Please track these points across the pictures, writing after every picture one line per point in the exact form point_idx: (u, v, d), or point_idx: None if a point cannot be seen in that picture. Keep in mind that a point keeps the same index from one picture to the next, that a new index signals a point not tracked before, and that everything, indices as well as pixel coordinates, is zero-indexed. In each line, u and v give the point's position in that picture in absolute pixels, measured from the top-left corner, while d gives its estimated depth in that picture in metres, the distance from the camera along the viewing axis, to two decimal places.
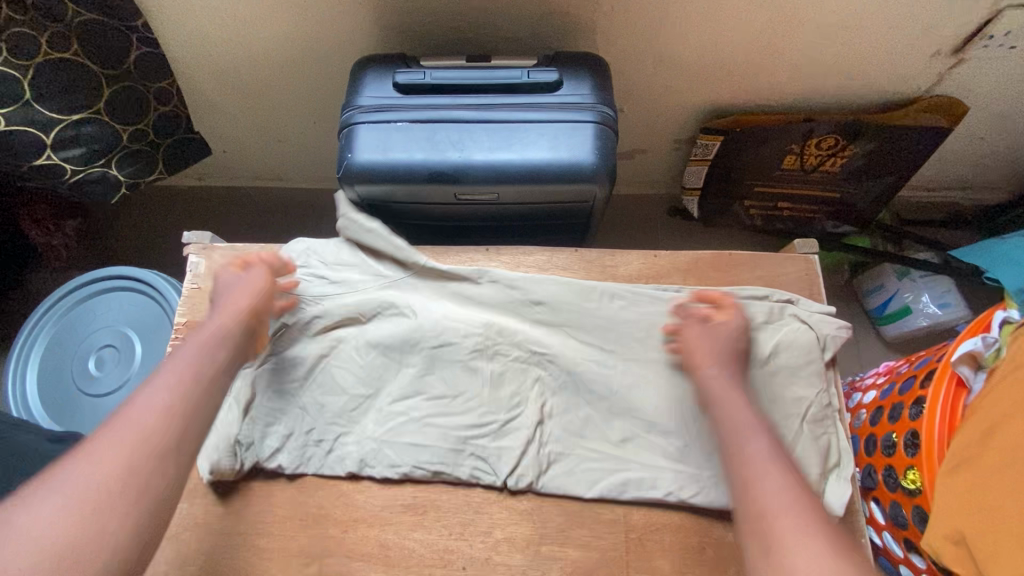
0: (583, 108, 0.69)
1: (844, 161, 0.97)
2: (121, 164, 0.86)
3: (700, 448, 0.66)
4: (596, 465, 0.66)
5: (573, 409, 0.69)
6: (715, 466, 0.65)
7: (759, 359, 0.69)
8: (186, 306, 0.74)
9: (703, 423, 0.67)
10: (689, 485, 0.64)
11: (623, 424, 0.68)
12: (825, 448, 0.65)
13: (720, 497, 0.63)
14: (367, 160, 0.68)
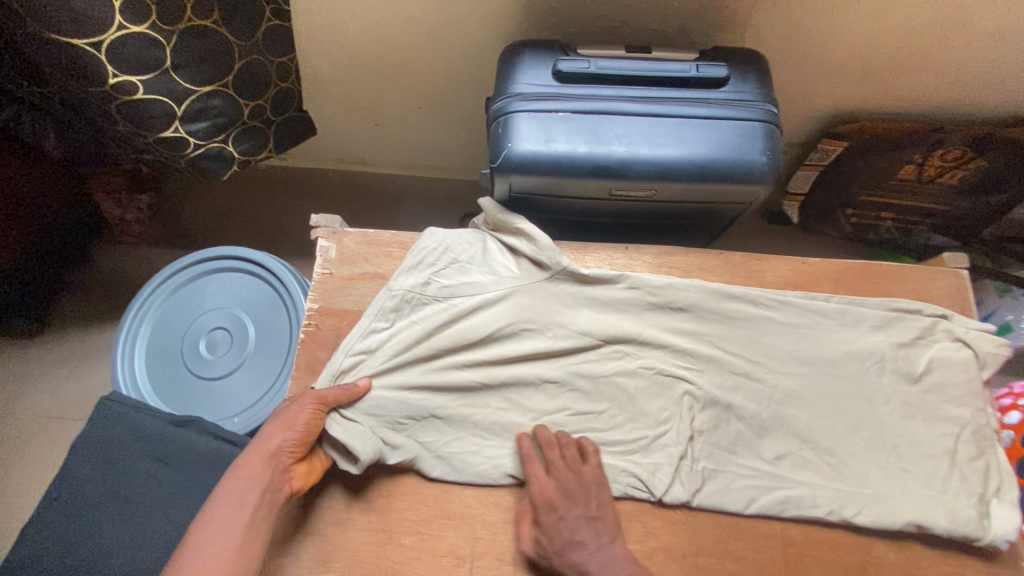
0: (750, 106, 0.66)
1: (964, 174, 0.95)
2: (238, 141, 0.83)
3: (857, 464, 0.64)
4: (753, 482, 0.64)
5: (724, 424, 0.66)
6: (875, 483, 0.63)
7: (915, 375, 0.67)
8: (318, 292, 0.72)
9: (857, 439, 0.65)
10: (850, 504, 0.62)
11: (774, 441, 0.66)
12: (987, 468, 0.63)
13: (883, 517, 0.61)
14: (527, 150, 0.65)
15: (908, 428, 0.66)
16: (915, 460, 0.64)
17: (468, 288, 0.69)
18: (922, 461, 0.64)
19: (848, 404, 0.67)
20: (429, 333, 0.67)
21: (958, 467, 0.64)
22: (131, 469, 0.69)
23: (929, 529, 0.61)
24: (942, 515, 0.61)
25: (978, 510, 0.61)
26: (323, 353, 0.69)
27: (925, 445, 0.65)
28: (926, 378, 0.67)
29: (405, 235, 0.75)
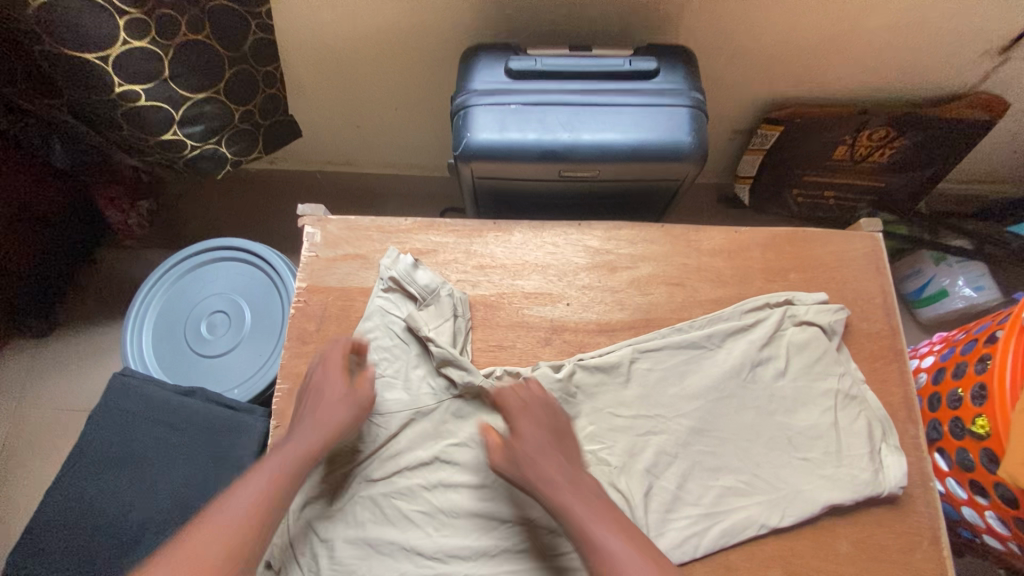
0: (678, 94, 0.76)
1: (891, 152, 1.05)
2: (230, 143, 0.92)
3: (768, 470, 0.70)
4: (694, 527, 0.67)
5: (655, 491, 0.69)
6: (784, 480, 0.69)
7: (805, 362, 0.74)
8: (306, 272, 0.81)
9: (762, 447, 0.71)
10: (774, 512, 0.67)
11: (701, 485, 0.70)
12: (867, 426, 0.70)
13: (799, 509, 0.67)
14: (483, 139, 0.74)
15: (802, 418, 0.72)
16: (810, 446, 0.70)
17: (389, 402, 0.73)
18: (816, 446, 0.70)
19: (749, 409, 0.73)
20: (358, 450, 0.71)
21: (850, 438, 0.70)
22: (141, 436, 0.78)
23: (841, 502, 0.67)
24: (846, 487, 0.68)
25: (873, 468, 0.68)
26: (312, 325, 0.78)
27: (816, 427, 0.71)
28: (796, 369, 0.74)
29: (381, 220, 0.84)
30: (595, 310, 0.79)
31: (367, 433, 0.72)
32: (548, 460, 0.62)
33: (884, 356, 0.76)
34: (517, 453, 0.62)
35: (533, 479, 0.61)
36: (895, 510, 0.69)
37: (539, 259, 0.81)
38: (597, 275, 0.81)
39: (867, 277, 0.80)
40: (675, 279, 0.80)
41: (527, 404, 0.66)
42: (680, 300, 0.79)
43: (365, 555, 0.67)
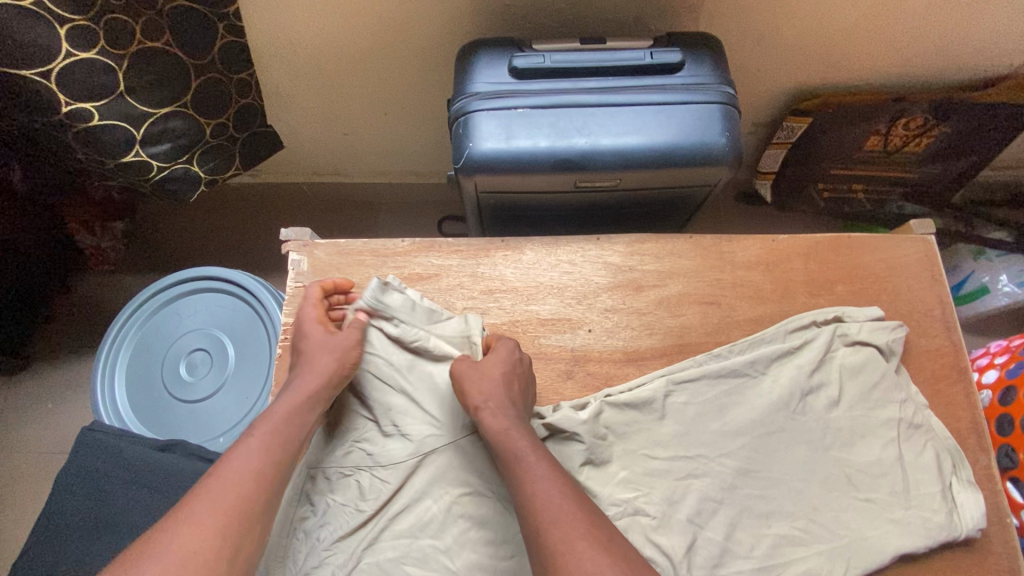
0: (706, 89, 0.67)
1: (928, 142, 0.96)
2: (202, 161, 0.83)
3: (829, 513, 0.61)
4: None
5: (700, 545, 0.60)
6: (848, 525, 0.60)
7: (867, 389, 0.65)
8: (293, 306, 0.72)
9: (819, 488, 0.62)
10: (838, 565, 0.59)
11: (751, 535, 0.61)
12: (935, 460, 0.63)
13: (867, 560, 0.59)
14: (489, 148, 0.65)
15: (864, 452, 0.63)
16: (873, 485, 0.62)
17: (391, 452, 0.65)
18: (880, 486, 0.62)
19: (804, 443, 0.63)
20: (360, 510, 0.63)
21: (921, 474, 0.62)
22: (116, 499, 0.69)
23: (913, 552, 0.59)
24: (918, 533, 0.59)
25: (947, 509, 0.60)
26: None
27: (879, 463, 0.63)
28: (850, 396, 0.65)
29: (376, 242, 0.75)
30: (621, 337, 0.70)
31: (369, 490, 0.63)
32: (504, 419, 0.58)
33: (947, 376, 0.68)
34: (481, 415, 0.59)
35: (497, 443, 0.57)
36: (971, 553, 0.61)
37: (555, 280, 0.73)
38: (620, 295, 0.72)
39: (923, 286, 0.71)
40: (708, 297, 0.72)
41: (488, 363, 0.63)
42: (715, 321, 0.70)
43: None
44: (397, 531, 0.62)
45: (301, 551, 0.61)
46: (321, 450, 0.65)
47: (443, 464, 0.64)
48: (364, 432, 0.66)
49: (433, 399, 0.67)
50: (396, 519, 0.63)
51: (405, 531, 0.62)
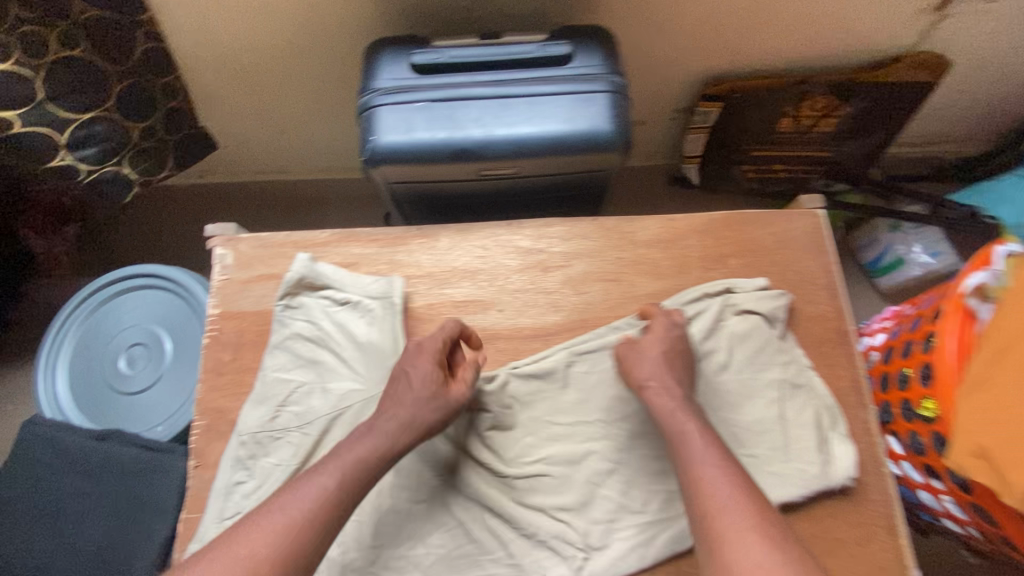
0: (595, 79, 0.71)
1: (835, 121, 1.01)
2: (134, 163, 0.86)
3: None
4: (635, 535, 0.64)
5: (596, 500, 0.66)
6: None
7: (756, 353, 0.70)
8: (219, 298, 0.76)
9: None
10: None
11: (643, 491, 0.66)
12: (815, 416, 0.68)
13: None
14: (390, 141, 0.69)
15: (750, 409, 0.69)
16: (757, 441, 0.67)
17: (311, 420, 0.69)
18: (763, 441, 0.67)
19: (697, 406, 0.69)
20: (286, 474, 0.67)
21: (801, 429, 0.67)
22: (56, 488, 0.73)
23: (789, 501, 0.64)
24: (795, 483, 0.64)
25: (822, 460, 0.65)
26: (228, 354, 0.73)
27: (761, 420, 0.68)
28: (737, 361, 0.70)
29: (297, 235, 0.79)
30: (529, 315, 0.75)
31: (292, 458, 0.67)
32: (669, 396, 0.62)
33: (830, 339, 0.73)
34: (647, 394, 0.64)
35: (665, 421, 0.61)
36: (849, 502, 0.66)
37: (467, 264, 0.77)
38: (529, 276, 0.76)
39: (810, 257, 0.76)
40: (610, 275, 0.76)
41: (649, 346, 0.66)
42: (616, 297, 0.75)
43: None
44: None
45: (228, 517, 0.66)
46: (248, 417, 0.69)
47: None
48: (290, 396, 0.70)
49: (352, 374, 0.70)
50: None
51: None
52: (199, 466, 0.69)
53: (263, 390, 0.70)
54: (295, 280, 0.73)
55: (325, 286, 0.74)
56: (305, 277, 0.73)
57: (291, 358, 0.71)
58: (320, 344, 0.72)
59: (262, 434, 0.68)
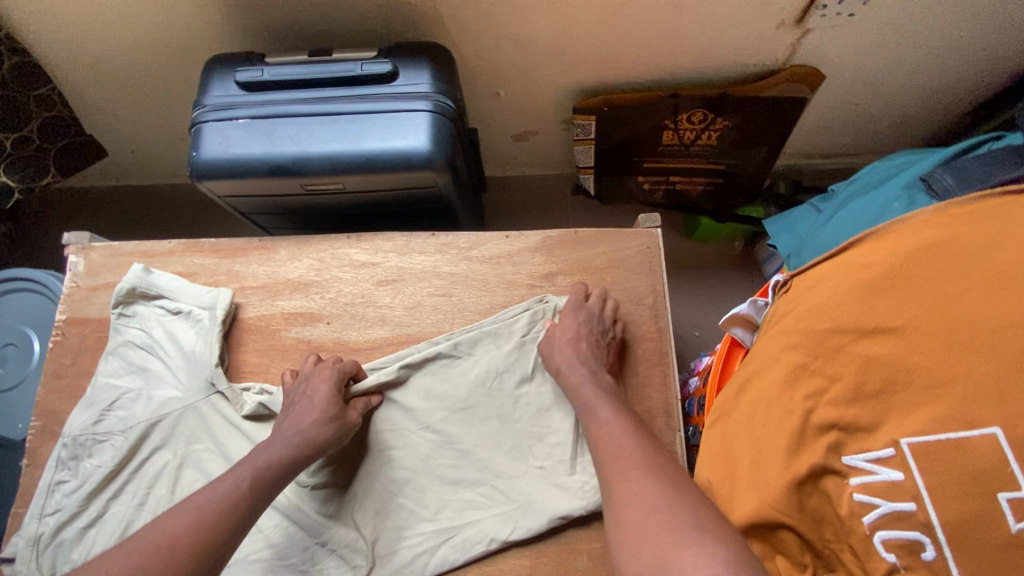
0: (417, 97, 0.72)
1: (718, 134, 1.00)
2: (10, 171, 0.90)
3: (511, 477, 0.67)
4: (420, 543, 0.65)
5: (391, 507, 0.67)
6: (522, 489, 0.67)
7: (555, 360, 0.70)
8: (67, 304, 0.79)
9: (505, 457, 0.68)
10: (506, 525, 0.65)
11: (436, 498, 0.67)
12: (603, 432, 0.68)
13: (534, 521, 0.64)
14: (212, 158, 0.71)
15: (550, 421, 0.70)
16: (548, 454, 0.68)
17: (133, 420, 0.71)
18: (556, 452, 0.68)
19: (502, 416, 0.70)
20: (104, 472, 0.69)
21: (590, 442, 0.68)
22: None
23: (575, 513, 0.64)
24: (576, 496, 0.65)
25: None
26: (69, 358, 0.77)
27: (557, 433, 0.69)
28: (542, 373, 0.72)
29: (147, 244, 0.82)
30: (356, 328, 0.77)
31: (110, 461, 0.70)
32: (586, 374, 0.66)
33: (647, 360, 0.73)
34: (563, 373, 0.67)
35: (576, 399, 0.65)
36: None
37: (303, 277, 0.79)
38: (361, 289, 0.78)
39: (638, 277, 0.76)
40: (441, 290, 0.77)
41: (557, 332, 0.70)
42: (443, 312, 0.76)
43: None
44: (133, 496, 0.69)
45: (48, 517, 0.69)
46: (75, 420, 0.72)
47: (176, 441, 0.71)
48: (116, 401, 0.73)
49: (178, 382, 0.73)
50: (133, 487, 0.69)
51: (139, 496, 0.69)
52: (31, 464, 0.73)
53: (93, 395, 0.73)
54: (128, 289, 0.75)
55: (159, 296, 0.77)
56: (138, 287, 0.76)
57: (123, 365, 0.74)
58: (150, 351, 0.75)
59: (87, 436, 0.71)
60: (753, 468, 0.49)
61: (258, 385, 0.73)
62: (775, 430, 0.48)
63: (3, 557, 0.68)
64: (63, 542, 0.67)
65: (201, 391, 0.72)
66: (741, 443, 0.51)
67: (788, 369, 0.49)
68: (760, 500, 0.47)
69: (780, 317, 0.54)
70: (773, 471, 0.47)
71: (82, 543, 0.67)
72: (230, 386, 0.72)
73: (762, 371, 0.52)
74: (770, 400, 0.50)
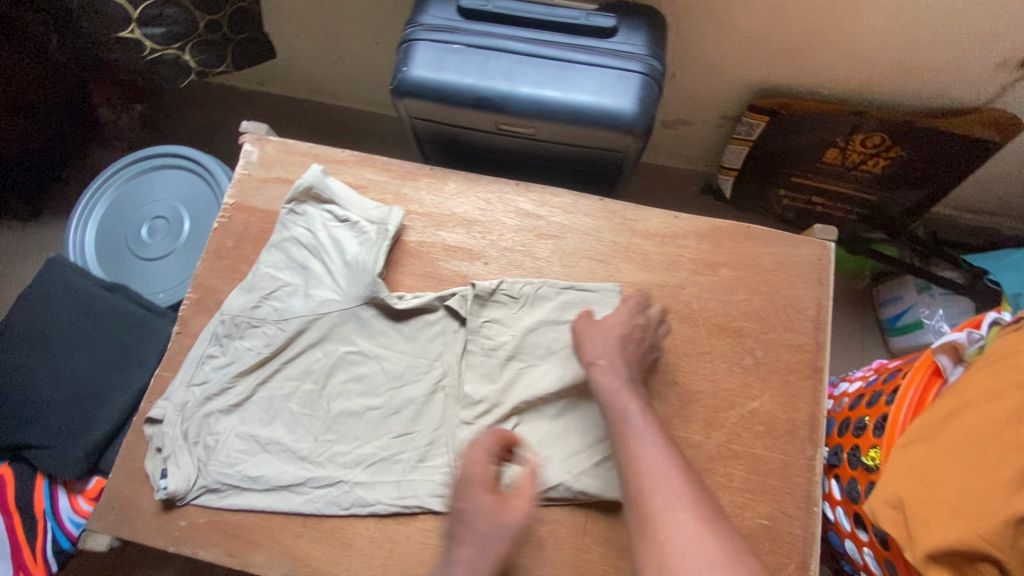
0: (633, 58, 0.71)
1: (885, 163, 0.97)
2: (194, 51, 0.92)
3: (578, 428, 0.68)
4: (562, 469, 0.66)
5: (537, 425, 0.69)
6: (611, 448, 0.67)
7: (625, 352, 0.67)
8: (236, 190, 0.81)
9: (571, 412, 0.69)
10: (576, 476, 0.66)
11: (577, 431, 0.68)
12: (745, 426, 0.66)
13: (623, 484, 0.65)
14: (420, 77, 0.71)
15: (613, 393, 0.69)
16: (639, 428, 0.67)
17: (292, 311, 0.73)
18: None
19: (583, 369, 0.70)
20: (259, 355, 0.72)
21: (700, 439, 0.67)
22: (63, 320, 0.81)
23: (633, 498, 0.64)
24: None
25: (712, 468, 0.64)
26: (231, 242, 0.79)
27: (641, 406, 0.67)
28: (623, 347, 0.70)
29: (320, 148, 0.83)
30: (510, 274, 0.77)
31: (263, 346, 0.72)
32: (615, 376, 0.64)
33: (799, 371, 0.72)
34: (593, 371, 0.65)
35: (608, 399, 0.62)
36: (769, 529, 0.66)
37: (467, 213, 0.79)
38: (522, 237, 0.78)
39: (804, 286, 0.74)
40: (601, 256, 0.76)
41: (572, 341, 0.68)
42: (599, 276, 0.75)
43: (241, 455, 0.69)
44: (287, 383, 0.72)
45: (196, 387, 0.71)
46: (233, 301, 0.74)
47: (328, 340, 0.73)
48: (274, 292, 0.74)
49: (337, 283, 0.75)
50: (287, 374, 0.72)
51: (291, 385, 0.71)
52: (181, 332, 0.75)
53: (254, 282, 0.75)
54: (305, 187, 0.77)
55: (331, 202, 0.78)
56: (314, 187, 0.77)
57: (284, 259, 0.76)
58: (314, 251, 0.76)
59: (241, 317, 0.73)
60: (963, 494, 0.47)
61: (414, 294, 0.73)
62: (994, 462, 0.47)
63: (151, 417, 0.70)
64: (216, 413, 0.70)
65: (359, 298, 0.73)
66: (946, 467, 0.49)
67: (1016, 405, 0.48)
68: (969, 525, 0.45)
69: (1004, 355, 0.52)
70: (991, 502, 0.45)
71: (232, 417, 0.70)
72: (391, 294, 0.73)
73: (977, 403, 0.51)
74: (991, 430, 0.48)
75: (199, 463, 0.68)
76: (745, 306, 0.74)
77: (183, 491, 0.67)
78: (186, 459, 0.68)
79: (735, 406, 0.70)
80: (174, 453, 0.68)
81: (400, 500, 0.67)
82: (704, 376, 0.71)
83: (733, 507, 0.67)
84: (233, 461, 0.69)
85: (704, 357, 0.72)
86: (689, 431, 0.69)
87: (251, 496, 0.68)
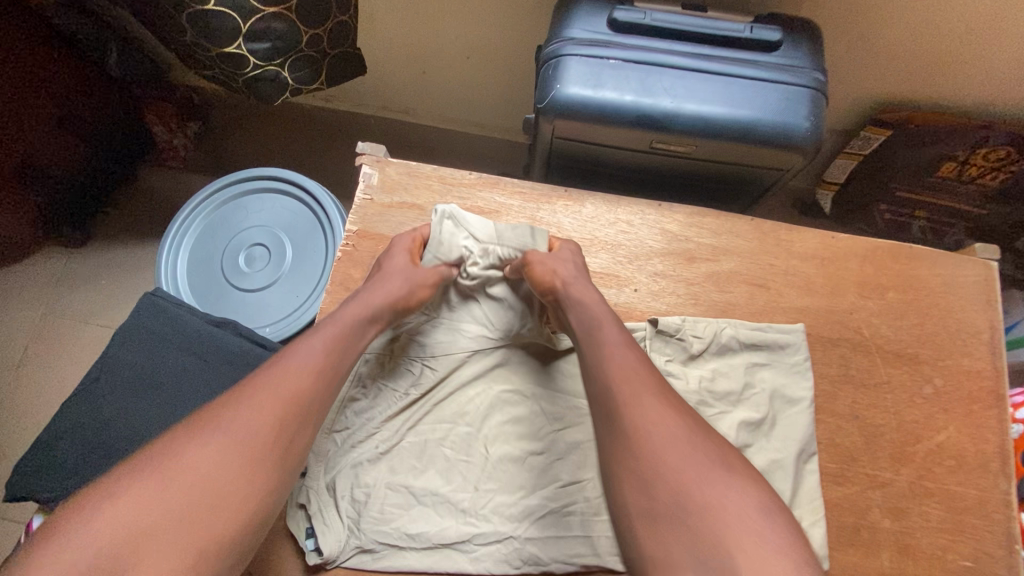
0: (801, 72, 0.67)
1: (1005, 177, 0.94)
2: (292, 68, 0.86)
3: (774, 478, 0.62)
4: None
5: None
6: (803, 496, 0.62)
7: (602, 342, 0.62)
8: (358, 216, 0.75)
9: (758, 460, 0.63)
10: None
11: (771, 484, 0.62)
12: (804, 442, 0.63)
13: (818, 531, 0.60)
14: (575, 93, 0.66)
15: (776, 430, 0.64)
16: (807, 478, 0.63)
17: (441, 347, 0.69)
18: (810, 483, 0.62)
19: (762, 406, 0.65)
20: (407, 395, 0.66)
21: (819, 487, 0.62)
22: (169, 360, 0.74)
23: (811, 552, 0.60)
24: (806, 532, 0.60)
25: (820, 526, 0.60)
26: (359, 272, 0.73)
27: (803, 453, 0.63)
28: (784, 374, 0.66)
29: (444, 170, 0.78)
30: (666, 301, 0.71)
31: (413, 387, 0.67)
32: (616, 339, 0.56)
33: (982, 400, 0.68)
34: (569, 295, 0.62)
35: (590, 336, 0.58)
36: (974, 572, 0.62)
37: (610, 237, 0.74)
38: (670, 262, 0.73)
39: (974, 309, 0.71)
40: (760, 280, 0.72)
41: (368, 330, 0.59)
42: (760, 303, 0.71)
43: (393, 510, 0.62)
44: (439, 427, 0.66)
45: (339, 432, 0.65)
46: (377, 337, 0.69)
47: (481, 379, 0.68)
48: (419, 328, 0.70)
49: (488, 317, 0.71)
50: (437, 417, 0.66)
51: (444, 430, 0.66)
52: None
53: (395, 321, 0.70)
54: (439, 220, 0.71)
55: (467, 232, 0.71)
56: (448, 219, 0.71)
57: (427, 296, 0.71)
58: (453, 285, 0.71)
59: (385, 356, 0.68)
60: None
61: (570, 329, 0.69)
62: None
63: None
64: (363, 463, 0.64)
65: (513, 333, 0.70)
66: None
67: None
68: None
69: None
70: None
71: (380, 468, 0.64)
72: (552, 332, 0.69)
73: None
74: None
75: (350, 520, 0.62)
76: (917, 330, 0.70)
77: (334, 552, 0.60)
78: (334, 519, 0.61)
79: (922, 439, 0.66)
80: (323, 509, 0.62)
81: (572, 560, 0.61)
82: (884, 408, 0.67)
83: (934, 549, 0.62)
84: (385, 517, 0.62)
85: (882, 388, 0.68)
86: (878, 467, 0.65)
87: (408, 554, 0.61)
